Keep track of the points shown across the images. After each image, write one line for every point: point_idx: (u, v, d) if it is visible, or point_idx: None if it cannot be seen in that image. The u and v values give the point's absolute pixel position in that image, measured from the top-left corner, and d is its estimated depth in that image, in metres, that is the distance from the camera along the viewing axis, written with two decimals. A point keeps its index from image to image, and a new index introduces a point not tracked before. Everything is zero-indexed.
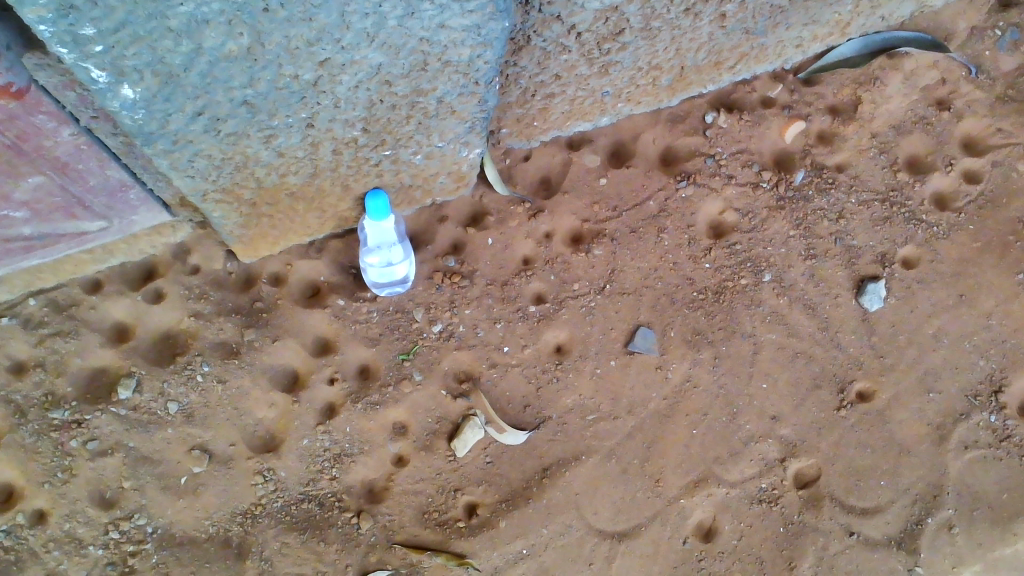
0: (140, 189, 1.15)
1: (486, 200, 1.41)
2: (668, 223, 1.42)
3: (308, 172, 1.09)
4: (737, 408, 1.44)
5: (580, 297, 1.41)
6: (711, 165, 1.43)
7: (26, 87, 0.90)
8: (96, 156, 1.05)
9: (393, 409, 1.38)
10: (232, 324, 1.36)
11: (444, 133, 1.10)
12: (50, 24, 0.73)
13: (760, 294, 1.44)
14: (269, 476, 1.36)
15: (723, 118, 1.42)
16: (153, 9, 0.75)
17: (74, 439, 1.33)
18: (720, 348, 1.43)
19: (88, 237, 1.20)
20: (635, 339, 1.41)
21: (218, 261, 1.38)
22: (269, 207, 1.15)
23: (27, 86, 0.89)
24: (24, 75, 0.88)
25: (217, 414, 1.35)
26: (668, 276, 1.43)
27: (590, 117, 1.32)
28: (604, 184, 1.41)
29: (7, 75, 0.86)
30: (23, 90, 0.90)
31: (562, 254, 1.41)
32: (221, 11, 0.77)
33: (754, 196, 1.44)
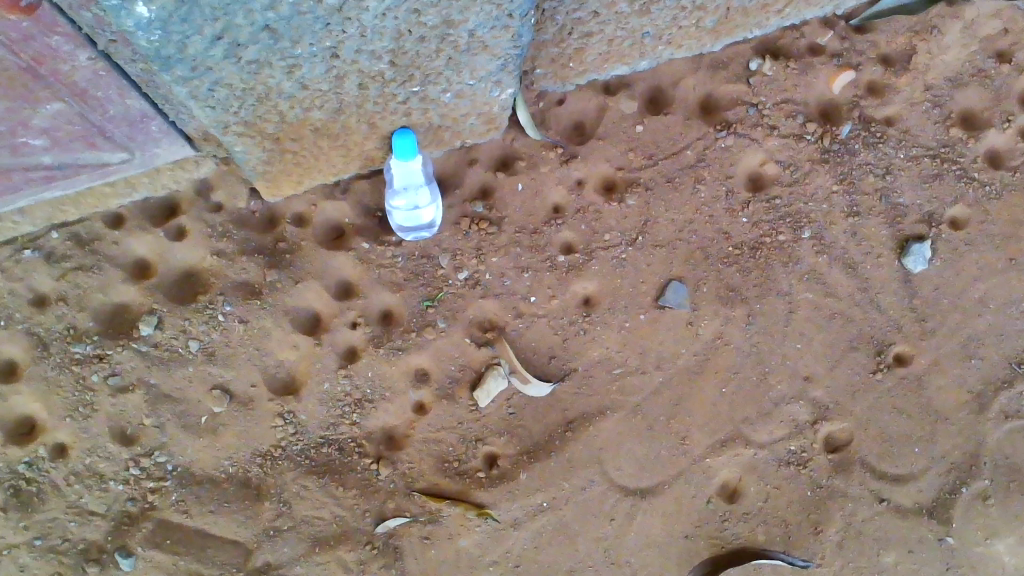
0: (162, 121, 1.11)
1: (518, 144, 1.35)
2: (705, 174, 1.37)
3: (333, 107, 1.05)
4: (769, 368, 1.40)
5: (612, 248, 1.37)
6: (754, 114, 1.37)
7: (37, 3, 0.86)
8: (115, 83, 1.01)
9: (416, 355, 1.35)
10: (255, 265, 1.33)
11: (476, 71, 1.05)
12: None
13: (799, 251, 1.39)
14: (289, 419, 1.36)
15: (768, 65, 1.35)
16: None
17: (96, 374, 1.32)
18: (754, 306, 1.39)
19: (110, 169, 1.18)
20: (666, 293, 1.37)
21: (241, 199, 1.33)
22: (293, 142, 1.12)
23: (37, 2, 0.86)
24: None
25: (238, 354, 1.34)
26: (703, 229, 1.38)
27: (628, 60, 1.27)
28: (641, 132, 1.36)
29: None
30: (34, 6, 0.86)
31: (594, 203, 1.36)
32: None
33: (798, 148, 1.38)
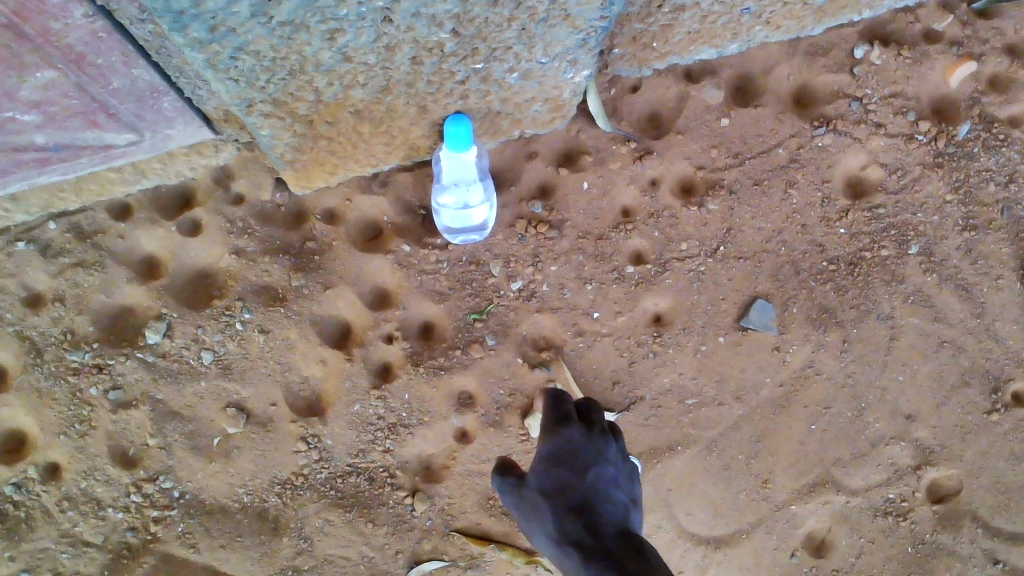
0: (175, 97, 0.93)
1: (584, 136, 1.16)
2: (799, 177, 1.19)
3: (378, 85, 0.87)
4: (866, 403, 1.22)
5: (688, 259, 1.19)
6: (857, 110, 1.18)
7: None
8: (119, 48, 0.83)
9: (461, 376, 1.19)
10: (278, 267, 1.15)
11: (551, 47, 0.87)
12: None
13: (903, 269, 1.21)
14: (313, 443, 1.20)
15: (877, 54, 1.16)
16: None
17: (95, 386, 1.16)
18: (851, 331, 1.21)
19: (115, 152, 1.01)
20: (750, 313, 1.20)
21: (266, 190, 1.16)
22: (329, 126, 0.94)
23: None
24: None
25: (257, 368, 1.17)
26: (794, 240, 1.20)
27: (717, 42, 1.09)
28: (727, 126, 1.17)
29: None
30: None
31: (670, 207, 1.18)
32: None
33: (907, 150, 1.19)
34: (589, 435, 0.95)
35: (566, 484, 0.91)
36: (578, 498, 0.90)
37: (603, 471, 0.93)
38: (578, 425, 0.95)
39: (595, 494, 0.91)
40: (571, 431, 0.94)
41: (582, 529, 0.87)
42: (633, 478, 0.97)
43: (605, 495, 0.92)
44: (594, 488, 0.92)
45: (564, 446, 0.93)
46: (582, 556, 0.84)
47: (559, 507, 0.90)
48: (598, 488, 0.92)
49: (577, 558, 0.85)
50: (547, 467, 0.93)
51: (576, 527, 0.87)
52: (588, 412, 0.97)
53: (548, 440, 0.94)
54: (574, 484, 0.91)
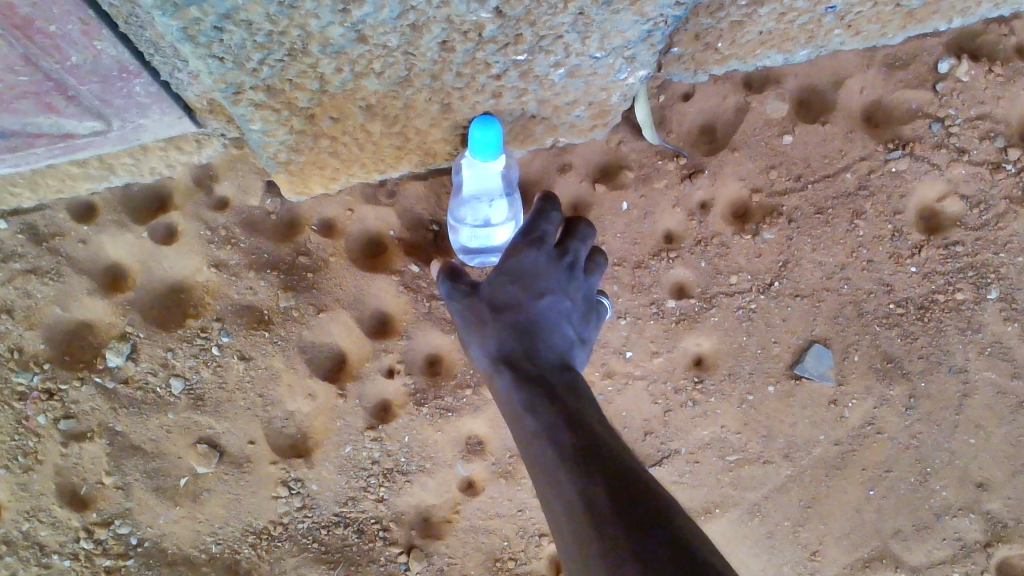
0: (149, 79, 0.77)
1: (626, 148, 1.00)
2: (868, 206, 1.03)
3: (398, 75, 0.71)
4: (932, 468, 1.09)
5: (737, 295, 1.04)
6: (938, 132, 1.03)
7: None
8: (76, 12, 0.66)
9: (470, 419, 1.03)
10: (265, 284, 0.99)
11: (609, 39, 0.72)
12: None
13: (981, 316, 1.06)
14: (296, 489, 1.04)
15: (965, 68, 1.00)
16: None
17: (43, 415, 1.00)
18: (917, 385, 1.07)
19: (77, 142, 0.85)
20: (805, 361, 1.05)
21: (254, 195, 0.99)
22: (333, 122, 0.78)
23: None
24: None
25: (235, 401, 1.01)
26: (859, 279, 1.05)
27: (787, 47, 0.94)
28: (789, 143, 1.01)
29: None
30: None
31: (720, 234, 1.03)
32: None
33: (992, 181, 1.04)
34: (557, 263, 0.83)
35: (517, 304, 0.82)
36: (523, 320, 0.82)
37: (562, 302, 0.83)
38: (548, 248, 0.82)
39: (545, 322, 0.82)
40: (538, 254, 0.82)
41: (519, 351, 0.81)
42: (593, 317, 0.86)
43: (560, 329, 0.83)
44: (543, 316, 0.82)
45: (524, 269, 0.82)
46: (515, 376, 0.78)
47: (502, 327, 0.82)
48: (547, 326, 0.82)
49: (510, 373, 0.79)
50: (501, 281, 0.83)
51: (515, 347, 0.80)
52: (568, 238, 0.84)
53: (511, 254, 0.82)
54: (521, 305, 0.82)
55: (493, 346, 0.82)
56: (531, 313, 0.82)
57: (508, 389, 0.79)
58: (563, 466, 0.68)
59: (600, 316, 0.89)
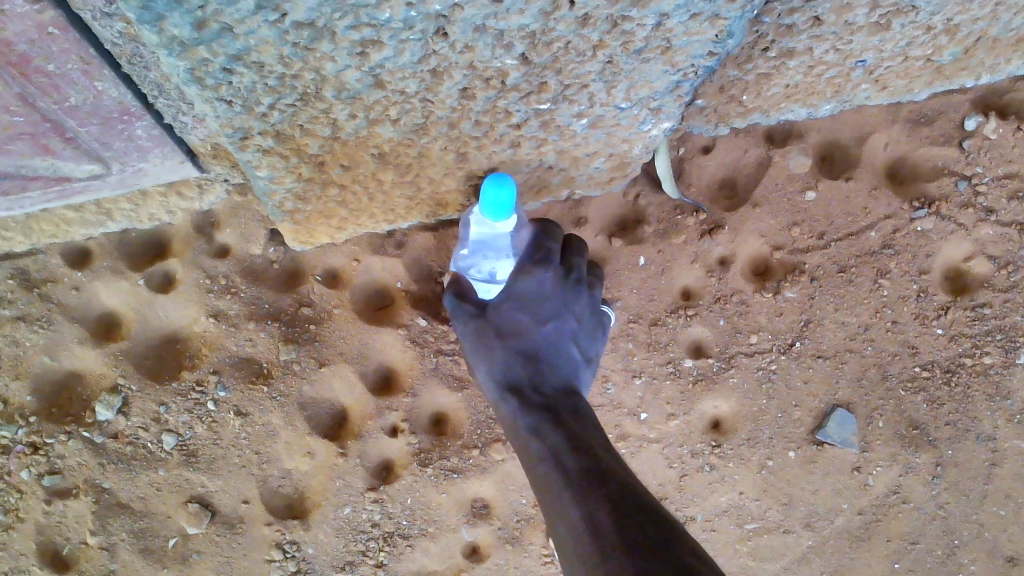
0: (151, 122, 0.74)
1: (643, 202, 0.98)
2: (892, 265, 1.00)
3: (414, 123, 0.68)
4: (960, 540, 1.05)
5: (757, 355, 1.00)
6: (964, 190, 0.99)
7: None
8: (78, 51, 0.62)
9: (476, 481, 0.99)
10: (265, 335, 0.95)
11: (637, 89, 0.69)
12: None
13: (1010, 382, 1.01)
14: (291, 551, 0.98)
15: (992, 126, 0.98)
16: None
17: (27, 470, 0.94)
18: (944, 453, 1.02)
19: (72, 185, 0.81)
20: (828, 426, 1.01)
21: (256, 243, 0.96)
22: (343, 171, 0.75)
23: None
24: None
25: (229, 458, 0.96)
26: (883, 341, 1.01)
27: (811, 101, 0.91)
28: (812, 200, 0.98)
29: None
30: None
31: (740, 291, 0.99)
32: None
33: (1021, 241, 1.00)
34: (562, 283, 0.81)
35: (522, 328, 0.81)
36: (528, 347, 0.81)
37: (567, 322, 0.82)
38: (553, 270, 0.80)
39: (549, 345, 0.82)
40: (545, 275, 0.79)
41: (525, 378, 0.80)
42: (600, 332, 0.85)
43: (565, 351, 0.82)
44: (547, 342, 0.82)
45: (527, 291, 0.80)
46: (523, 405, 0.78)
47: (507, 352, 0.81)
48: (551, 349, 0.82)
49: (513, 400, 0.79)
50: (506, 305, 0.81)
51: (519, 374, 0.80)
52: (568, 254, 0.82)
53: (515, 280, 0.79)
54: (525, 331, 0.81)
55: (499, 370, 0.81)
56: (534, 335, 0.81)
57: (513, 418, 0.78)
58: (564, 486, 0.67)
59: (607, 329, 0.87)
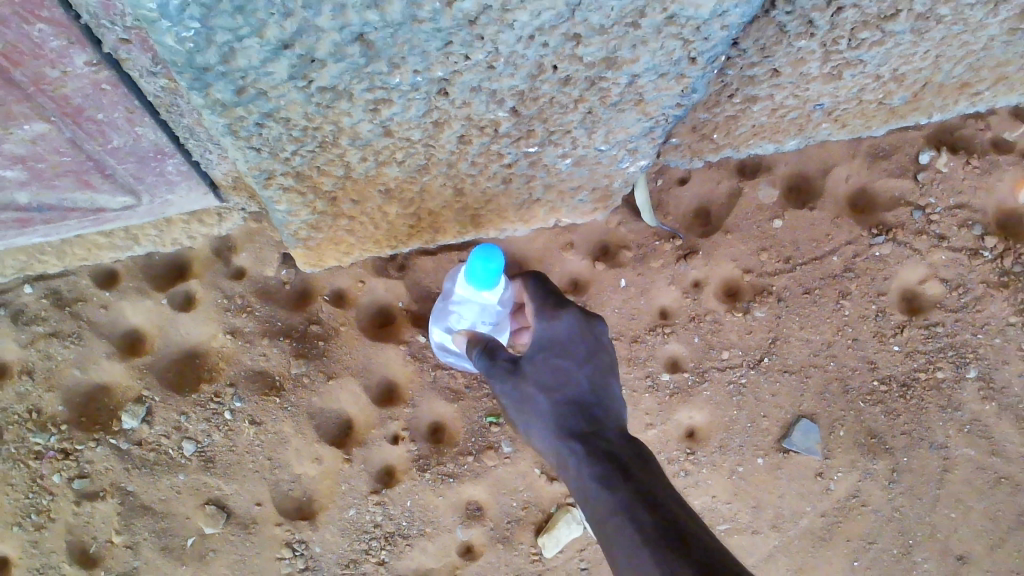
0: (181, 160, 0.83)
1: (624, 229, 1.07)
2: (854, 287, 1.09)
3: (417, 163, 0.77)
4: (914, 540, 1.13)
5: (729, 369, 1.09)
6: (919, 219, 1.09)
7: None
8: (123, 103, 0.70)
9: (470, 485, 1.07)
10: (277, 350, 1.03)
11: (614, 133, 0.78)
12: None
13: (961, 395, 1.11)
14: (300, 550, 1.06)
15: (943, 160, 1.08)
16: None
17: (58, 474, 1.03)
18: (900, 459, 1.11)
19: (106, 216, 0.90)
20: (793, 434, 1.10)
21: (270, 265, 1.05)
22: (353, 204, 0.84)
23: None
24: None
25: (244, 463, 1.04)
26: (844, 356, 1.10)
27: (778, 137, 1.00)
28: (779, 228, 1.07)
29: None
30: None
31: (713, 311, 1.08)
32: None
33: (970, 266, 1.10)
34: (587, 321, 0.86)
35: (566, 376, 0.84)
36: (575, 392, 0.83)
37: (602, 357, 0.86)
38: (577, 308, 0.86)
39: (595, 389, 0.84)
40: (570, 317, 0.85)
41: (581, 422, 0.81)
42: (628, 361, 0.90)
43: (611, 388, 0.85)
44: (590, 384, 0.84)
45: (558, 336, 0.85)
46: (586, 453, 0.79)
47: (557, 402, 0.83)
48: (599, 392, 0.84)
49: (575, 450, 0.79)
50: (545, 357, 0.84)
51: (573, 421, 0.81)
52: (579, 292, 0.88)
53: (545, 324, 0.85)
54: (569, 377, 0.84)
55: (554, 424, 0.82)
56: (579, 382, 0.84)
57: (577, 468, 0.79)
58: (615, 506, 0.73)
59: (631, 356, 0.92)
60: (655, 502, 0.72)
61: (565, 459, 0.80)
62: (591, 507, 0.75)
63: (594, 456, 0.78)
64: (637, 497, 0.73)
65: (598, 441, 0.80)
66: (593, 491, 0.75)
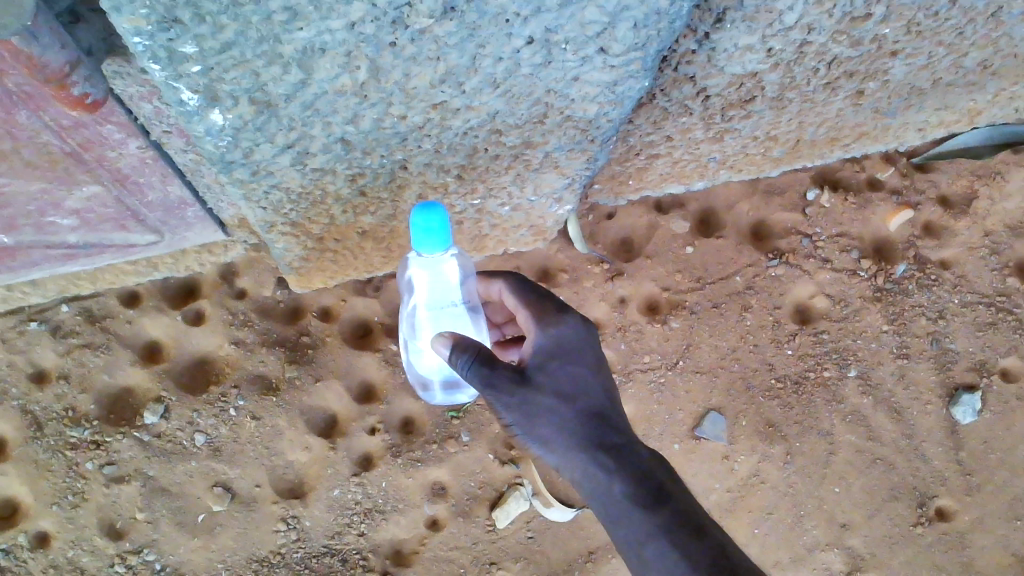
0: (199, 208, 1.04)
1: (562, 256, 1.29)
2: (753, 301, 1.31)
3: (386, 213, 0.98)
4: (805, 511, 1.35)
5: (650, 370, 1.31)
6: (807, 246, 1.31)
7: (103, 99, 0.78)
8: (161, 171, 0.94)
9: (435, 468, 1.29)
10: (274, 357, 1.25)
11: (540, 188, 0.99)
12: (147, 37, 0.66)
13: (843, 390, 1.34)
14: (292, 524, 1.26)
15: (826, 197, 1.31)
16: (268, 32, 0.68)
17: (90, 461, 1.23)
18: (793, 444, 1.34)
19: (134, 249, 1.09)
20: (704, 424, 1.32)
21: (268, 287, 1.27)
22: (337, 242, 1.05)
23: (103, 98, 0.77)
24: (103, 86, 0.76)
25: (246, 452, 1.25)
26: (747, 359, 1.32)
27: (686, 180, 1.18)
28: (691, 253, 1.29)
29: (85, 86, 0.74)
30: (99, 103, 0.78)
31: (636, 323, 1.30)
32: (343, 41, 0.70)
33: (850, 283, 1.32)
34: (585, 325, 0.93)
35: (581, 385, 0.89)
36: (592, 402, 0.88)
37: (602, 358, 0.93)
38: (576, 313, 0.92)
39: (606, 396, 0.90)
40: (571, 321, 0.91)
41: (606, 429, 0.87)
42: None
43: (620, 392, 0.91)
44: (602, 388, 0.90)
45: (563, 340, 0.90)
46: (617, 460, 0.84)
47: (579, 412, 0.87)
48: (612, 398, 0.90)
49: (605, 459, 0.85)
50: (557, 365, 0.88)
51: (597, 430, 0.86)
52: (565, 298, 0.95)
53: (551, 331, 0.90)
54: (583, 387, 0.88)
55: (580, 437, 0.86)
56: (591, 389, 0.89)
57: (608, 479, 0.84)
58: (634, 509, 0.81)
59: None
60: (704, 531, 0.80)
61: (595, 472, 0.84)
62: (621, 516, 0.82)
63: (627, 476, 0.83)
64: (684, 528, 0.80)
65: (625, 454, 0.85)
66: (620, 506, 0.82)
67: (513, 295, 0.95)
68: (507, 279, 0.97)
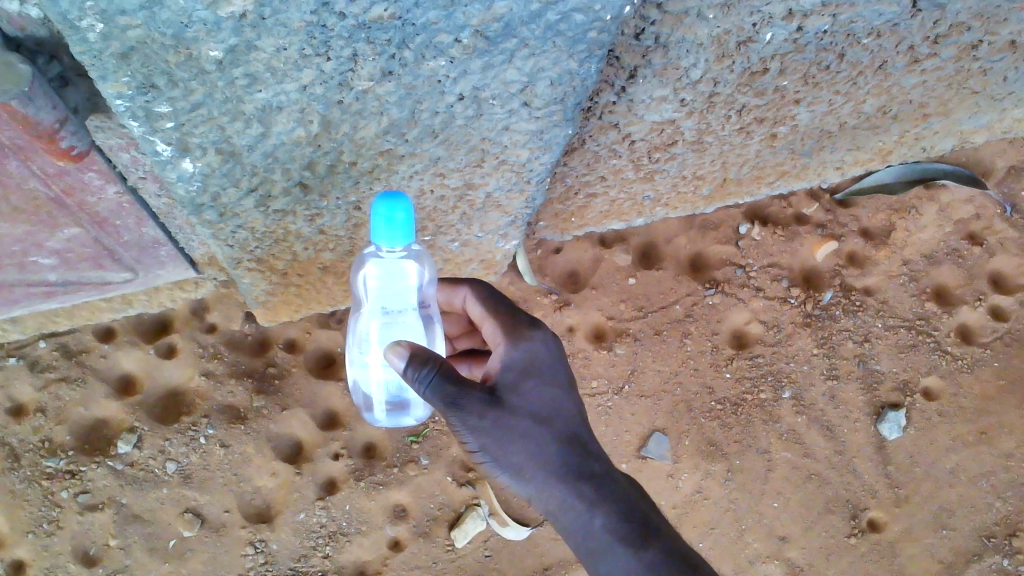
0: (171, 247, 1.13)
1: (513, 288, 1.37)
2: (692, 329, 1.41)
3: (345, 249, 1.07)
4: (746, 525, 1.44)
5: (597, 395, 1.40)
6: (741, 276, 1.41)
7: (86, 151, 0.87)
8: (136, 213, 1.03)
9: (396, 491, 1.37)
10: (243, 388, 1.33)
11: (486, 225, 1.09)
12: (127, 99, 0.75)
13: (778, 410, 1.43)
14: (260, 547, 1.32)
15: (756, 231, 1.40)
16: (231, 94, 0.77)
17: (65, 490, 1.28)
18: (733, 462, 1.43)
19: (109, 286, 1.16)
20: (649, 445, 1.41)
21: (236, 321, 1.35)
22: (300, 278, 1.13)
23: (87, 150, 0.87)
24: (86, 139, 0.86)
25: (215, 478, 1.31)
26: (688, 382, 1.41)
27: (625, 218, 1.26)
28: (633, 284, 1.39)
29: (71, 139, 0.84)
30: (83, 154, 0.87)
31: (584, 350, 1.38)
32: (298, 100, 0.80)
33: (782, 310, 1.42)
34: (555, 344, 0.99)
35: (555, 406, 0.94)
36: (565, 424, 0.94)
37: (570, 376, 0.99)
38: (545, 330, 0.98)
39: (577, 414, 0.96)
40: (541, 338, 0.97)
41: (579, 453, 0.93)
42: None
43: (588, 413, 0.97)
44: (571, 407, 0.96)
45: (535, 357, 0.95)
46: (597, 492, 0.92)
47: (555, 435, 0.92)
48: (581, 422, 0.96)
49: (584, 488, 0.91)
50: (532, 383, 0.93)
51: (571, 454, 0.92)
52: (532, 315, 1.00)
53: (525, 350, 0.95)
54: (556, 407, 0.94)
55: (561, 465, 0.92)
56: (562, 407, 0.95)
57: (590, 509, 0.91)
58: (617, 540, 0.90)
59: None
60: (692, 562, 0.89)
61: (575, 501, 0.91)
62: (605, 551, 0.90)
63: (608, 510, 0.92)
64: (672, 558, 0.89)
65: (603, 484, 0.93)
66: (604, 538, 0.90)
67: (481, 306, 1.02)
68: (473, 287, 1.05)
